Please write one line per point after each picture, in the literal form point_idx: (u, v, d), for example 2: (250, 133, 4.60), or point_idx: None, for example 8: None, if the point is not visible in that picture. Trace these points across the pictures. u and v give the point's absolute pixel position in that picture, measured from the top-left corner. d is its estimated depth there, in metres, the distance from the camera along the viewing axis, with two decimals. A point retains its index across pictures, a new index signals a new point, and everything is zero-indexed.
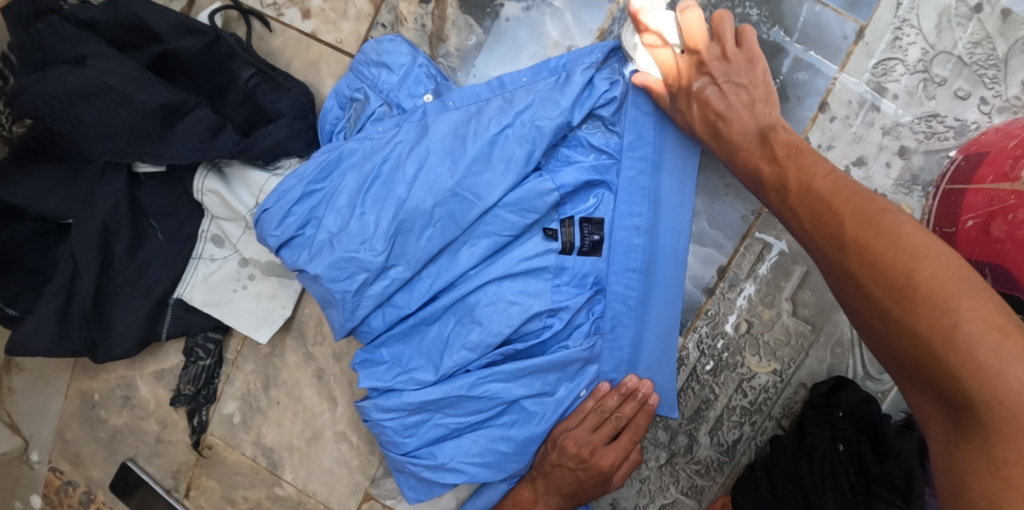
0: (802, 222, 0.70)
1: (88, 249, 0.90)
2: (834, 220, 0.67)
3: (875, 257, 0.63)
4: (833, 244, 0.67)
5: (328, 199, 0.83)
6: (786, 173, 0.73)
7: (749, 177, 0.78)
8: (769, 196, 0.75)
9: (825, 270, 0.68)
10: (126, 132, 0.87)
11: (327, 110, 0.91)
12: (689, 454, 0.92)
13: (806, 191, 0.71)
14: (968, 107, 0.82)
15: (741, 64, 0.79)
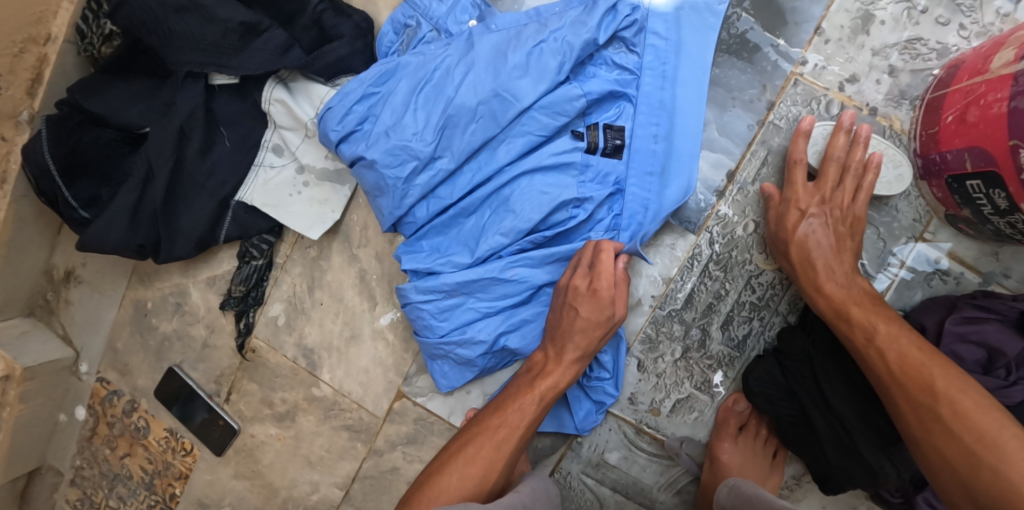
0: (890, 369, 0.81)
1: (164, 148, 1.01)
2: (926, 371, 0.79)
3: (964, 410, 0.75)
4: (923, 391, 0.78)
5: (385, 101, 0.95)
6: (875, 326, 0.83)
7: (831, 310, 0.88)
8: (851, 336, 0.85)
9: (905, 410, 0.80)
10: (209, 44, 0.99)
11: (383, 34, 1.04)
12: (702, 349, 1.00)
13: (892, 342, 0.82)
14: (948, 32, 0.91)
15: (846, 216, 0.90)
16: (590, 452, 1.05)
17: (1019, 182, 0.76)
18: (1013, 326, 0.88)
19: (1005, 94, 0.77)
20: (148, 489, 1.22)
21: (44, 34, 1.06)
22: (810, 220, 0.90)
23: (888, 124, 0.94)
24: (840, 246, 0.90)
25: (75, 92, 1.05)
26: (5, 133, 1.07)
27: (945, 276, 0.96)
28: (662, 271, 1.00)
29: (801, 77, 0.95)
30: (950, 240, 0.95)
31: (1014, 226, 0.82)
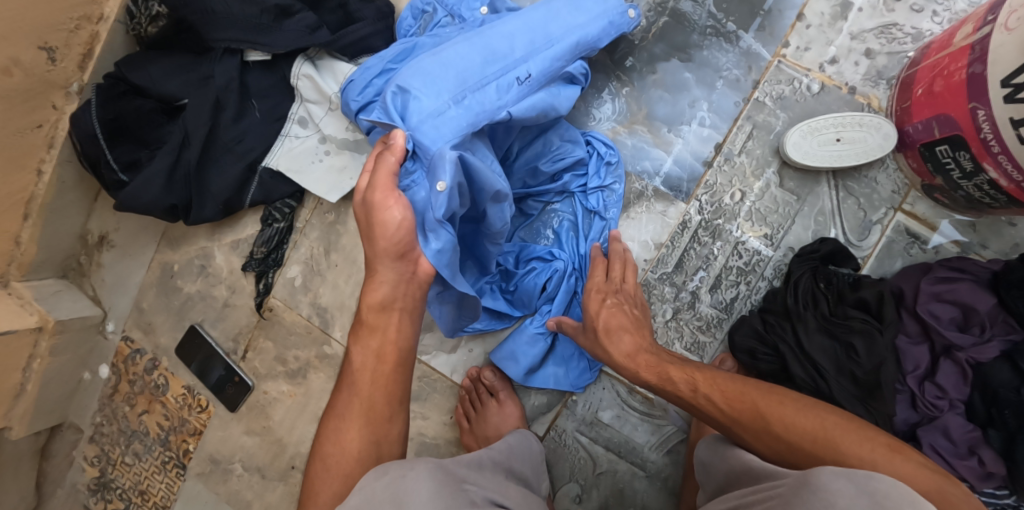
0: (720, 408, 0.84)
1: (200, 115, 1.10)
2: (745, 396, 0.83)
3: (788, 415, 0.79)
4: (756, 418, 0.81)
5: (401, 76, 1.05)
6: (697, 374, 0.88)
7: (653, 374, 0.91)
8: (678, 394, 0.88)
9: (752, 443, 0.81)
10: (247, 23, 1.09)
11: (402, 19, 1.15)
12: (693, 310, 1.06)
13: (713, 380, 0.86)
14: (923, 18, 0.99)
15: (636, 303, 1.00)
16: (585, 410, 1.10)
17: (979, 142, 0.84)
18: (985, 286, 0.94)
19: (965, 63, 0.85)
20: (163, 445, 1.28)
21: (98, 13, 1.18)
22: (606, 303, 0.98)
23: (866, 102, 1.01)
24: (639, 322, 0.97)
25: (122, 65, 1.15)
26: (56, 101, 1.18)
27: (924, 245, 1.02)
28: (653, 236, 1.07)
29: (784, 58, 1.03)
30: (929, 212, 1.01)
31: (982, 188, 0.89)
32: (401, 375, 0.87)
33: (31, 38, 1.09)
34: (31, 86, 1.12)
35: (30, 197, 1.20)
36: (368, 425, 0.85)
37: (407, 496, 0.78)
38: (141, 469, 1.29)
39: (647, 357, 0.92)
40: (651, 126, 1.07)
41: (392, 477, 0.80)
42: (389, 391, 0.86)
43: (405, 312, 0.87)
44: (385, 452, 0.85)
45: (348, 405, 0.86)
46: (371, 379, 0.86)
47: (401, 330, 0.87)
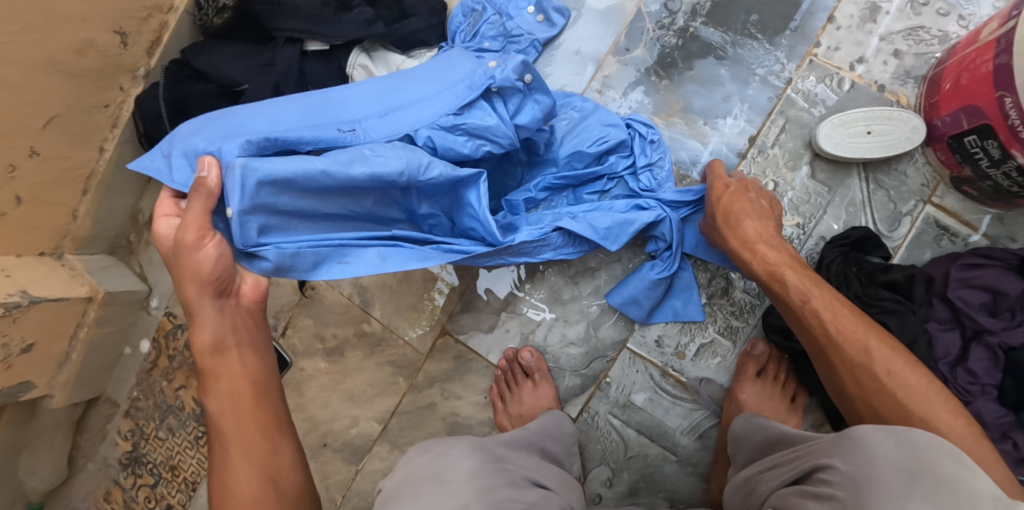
0: (824, 327, 0.85)
1: (261, 98, 1.17)
2: (855, 330, 0.83)
3: (891, 364, 0.79)
4: (860, 351, 0.82)
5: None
6: (815, 292, 0.87)
7: (766, 271, 0.92)
8: (788, 297, 0.89)
9: (839, 367, 0.83)
10: (310, 14, 1.17)
11: (453, 17, 1.17)
12: (726, 296, 1.09)
13: (830, 303, 0.86)
14: (949, 22, 1.06)
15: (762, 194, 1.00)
16: (618, 393, 1.12)
17: (1007, 129, 0.89)
18: (1014, 271, 0.97)
19: (992, 55, 0.90)
20: (197, 420, 1.30)
21: (168, 4, 1.26)
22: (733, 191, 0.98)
23: (895, 99, 1.07)
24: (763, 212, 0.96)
25: (187, 52, 1.22)
26: (123, 84, 1.25)
27: (952, 237, 1.05)
28: None
29: (816, 57, 1.09)
30: (957, 205, 1.05)
31: (1009, 175, 0.93)
32: (267, 405, 0.81)
33: (107, 22, 1.16)
34: (102, 67, 1.19)
35: (91, 173, 1.25)
36: (256, 464, 0.77)
37: (448, 473, 0.78)
38: (173, 444, 1.31)
39: (773, 257, 0.92)
40: (687, 119, 1.12)
41: (433, 455, 0.82)
42: (259, 424, 0.79)
43: (240, 346, 0.81)
44: (289, 491, 0.78)
45: (225, 458, 0.78)
46: (235, 422, 0.79)
47: (252, 359, 0.81)
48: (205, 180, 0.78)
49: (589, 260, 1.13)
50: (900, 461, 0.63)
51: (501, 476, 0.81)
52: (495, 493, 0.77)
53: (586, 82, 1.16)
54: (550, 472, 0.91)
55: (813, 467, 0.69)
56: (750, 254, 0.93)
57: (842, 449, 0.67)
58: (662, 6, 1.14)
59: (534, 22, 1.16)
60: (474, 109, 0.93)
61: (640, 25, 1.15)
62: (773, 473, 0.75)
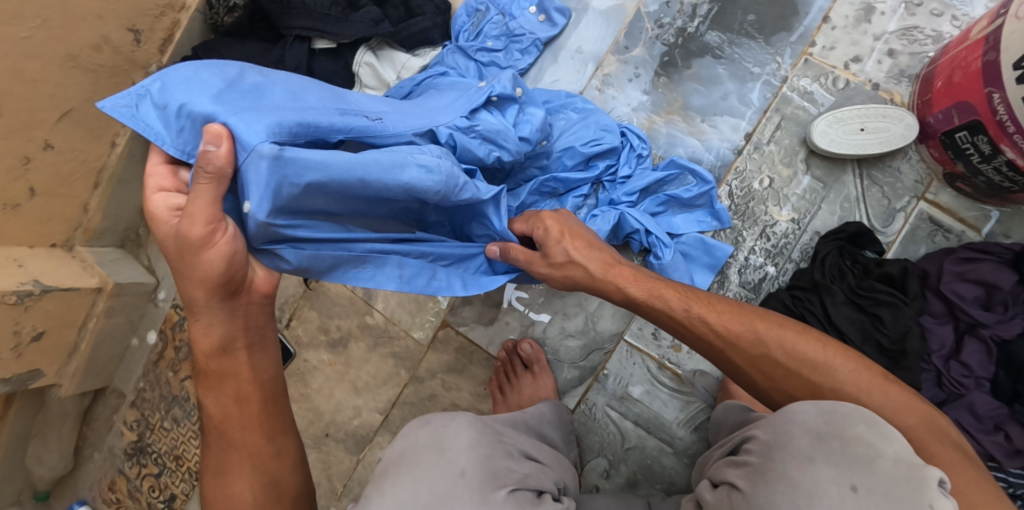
0: (716, 332, 0.83)
1: None
2: (747, 326, 0.82)
3: (791, 345, 0.80)
4: (755, 342, 0.82)
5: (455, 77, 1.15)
6: (704, 298, 0.86)
7: (644, 290, 0.88)
8: (667, 313, 0.86)
9: (740, 365, 0.82)
10: (318, 13, 1.20)
11: (457, 16, 1.19)
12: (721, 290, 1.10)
13: (709, 303, 0.85)
14: (943, 22, 1.08)
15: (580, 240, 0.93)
16: (616, 385, 1.13)
17: (997, 125, 0.90)
18: (1008, 264, 0.98)
19: (980, 53, 0.92)
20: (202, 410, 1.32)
21: (180, 3, 1.29)
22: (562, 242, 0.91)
23: (889, 97, 1.09)
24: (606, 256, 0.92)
25: (199, 50, 1.25)
26: (136, 80, 1.28)
27: (947, 233, 1.07)
28: None
29: (811, 56, 1.11)
30: (951, 202, 1.07)
31: (1000, 170, 0.94)
32: (273, 407, 0.83)
33: (121, 20, 1.19)
34: (116, 63, 1.22)
35: (102, 166, 1.28)
36: (259, 470, 0.81)
37: (447, 444, 0.82)
38: (178, 434, 1.33)
39: (644, 279, 0.89)
40: (685, 116, 1.14)
41: (432, 424, 0.86)
42: (265, 428, 0.82)
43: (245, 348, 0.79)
44: (288, 492, 0.83)
45: (228, 458, 0.81)
46: (238, 423, 0.81)
47: (261, 361, 0.81)
48: (215, 156, 0.66)
49: None
50: (814, 428, 0.69)
51: (500, 448, 0.84)
52: (494, 463, 0.81)
53: (586, 81, 1.19)
54: (545, 451, 0.92)
55: (746, 437, 0.77)
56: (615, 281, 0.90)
57: (766, 421, 0.75)
58: (661, 6, 1.16)
59: (536, 22, 1.19)
60: (482, 114, 0.92)
61: (639, 25, 1.17)
62: (718, 450, 0.83)
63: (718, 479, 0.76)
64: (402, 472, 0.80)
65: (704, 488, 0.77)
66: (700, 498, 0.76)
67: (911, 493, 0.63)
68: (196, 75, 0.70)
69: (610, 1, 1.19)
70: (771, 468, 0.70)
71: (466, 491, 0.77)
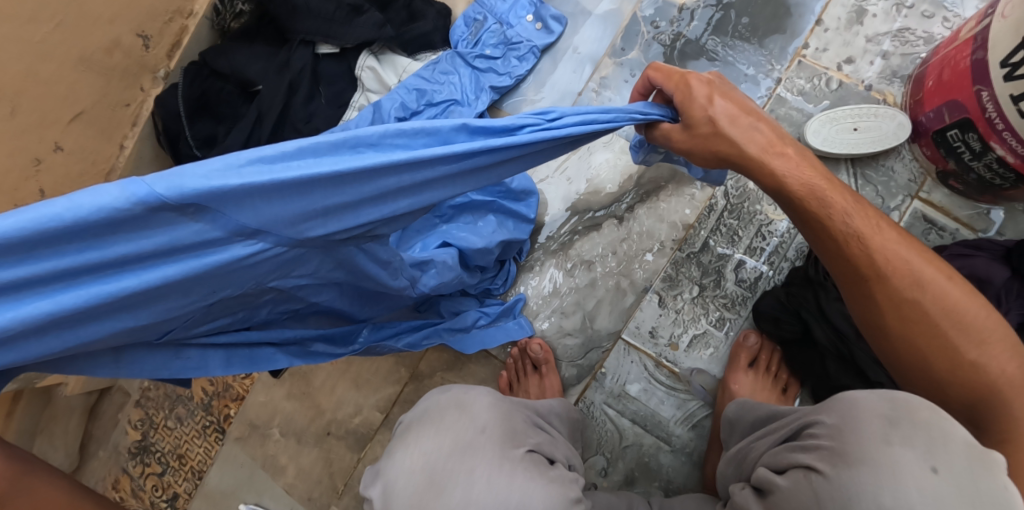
0: (871, 257, 0.77)
1: (276, 96, 1.22)
2: (905, 262, 0.76)
3: (948, 301, 0.76)
4: (908, 282, 0.76)
5: (453, 84, 1.18)
6: (879, 221, 0.78)
7: (804, 191, 0.78)
8: (825, 219, 0.78)
9: (880, 300, 0.77)
10: (326, 17, 1.22)
11: (456, 27, 1.24)
12: (717, 288, 1.11)
13: (875, 230, 0.77)
14: (934, 23, 1.10)
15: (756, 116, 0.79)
16: (613, 383, 1.14)
17: (986, 122, 0.91)
18: (999, 258, 0.97)
19: (969, 51, 0.93)
20: (205, 410, 1.34)
21: (188, 9, 1.32)
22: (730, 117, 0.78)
23: (882, 98, 1.11)
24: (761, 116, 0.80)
25: (207, 53, 1.29)
26: (144, 84, 1.31)
27: (941, 231, 1.08)
28: (682, 218, 1.13)
29: (804, 58, 1.13)
30: (945, 200, 1.08)
31: (991, 167, 0.96)
32: None
33: (131, 24, 1.23)
34: (126, 67, 1.26)
35: (111, 169, 1.32)
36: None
37: (471, 408, 0.88)
38: (181, 434, 1.35)
39: (809, 168, 0.78)
40: None
41: (452, 392, 0.91)
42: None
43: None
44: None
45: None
46: None
47: (44, 491, 0.71)
48: None
49: (586, 253, 1.16)
50: (884, 413, 0.71)
51: (517, 412, 0.91)
52: (513, 423, 0.88)
53: (583, 82, 1.19)
54: (561, 445, 0.95)
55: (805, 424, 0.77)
56: (758, 134, 0.78)
57: (828, 407, 0.76)
58: (656, 10, 1.18)
59: (533, 30, 1.21)
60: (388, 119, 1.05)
61: (635, 28, 1.19)
62: (763, 441, 0.83)
63: (783, 465, 0.75)
64: (425, 430, 0.85)
65: (769, 475, 0.74)
66: (767, 484, 0.74)
67: (983, 470, 0.65)
68: None
69: (607, 5, 1.20)
70: (848, 451, 0.70)
71: (489, 444, 0.83)
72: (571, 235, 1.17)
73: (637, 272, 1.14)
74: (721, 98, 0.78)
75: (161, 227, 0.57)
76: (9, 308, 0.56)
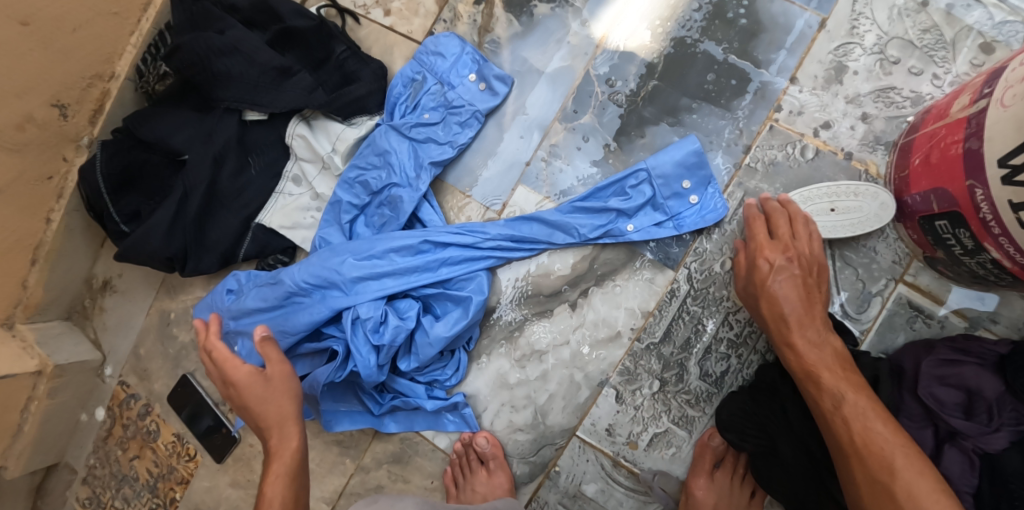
0: (851, 438, 0.80)
1: (200, 172, 1.11)
2: (885, 448, 0.78)
3: (915, 491, 0.74)
4: (882, 468, 0.77)
5: (390, 165, 1.07)
6: (868, 412, 0.80)
7: (801, 369, 0.87)
8: (818, 402, 0.85)
9: (857, 481, 0.79)
10: (251, 83, 1.11)
11: (393, 87, 1.12)
12: (680, 384, 1.01)
13: (861, 416, 0.80)
14: (922, 81, 0.98)
15: (809, 264, 0.92)
16: (568, 483, 1.05)
17: (978, 221, 0.79)
18: (991, 370, 0.87)
19: (961, 136, 0.81)
20: (151, 492, 1.28)
21: (109, 72, 1.21)
22: (784, 269, 0.91)
23: (864, 168, 0.99)
24: (810, 299, 0.91)
25: (129, 121, 1.18)
26: (67, 154, 1.21)
27: (928, 319, 0.97)
28: (641, 304, 1.02)
29: (776, 123, 1.01)
30: (932, 283, 0.97)
31: (985, 266, 0.84)
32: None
33: (45, 96, 1.12)
34: (45, 139, 1.16)
35: (39, 243, 1.23)
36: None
37: None
38: None
39: (817, 355, 0.87)
40: None
41: None
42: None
43: (285, 477, 0.87)
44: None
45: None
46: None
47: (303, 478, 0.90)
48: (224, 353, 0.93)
49: (537, 342, 1.05)
50: None
51: None
52: None
53: (531, 151, 1.08)
54: None
55: None
56: (783, 326, 0.90)
57: None
58: (611, 68, 1.06)
59: (476, 91, 1.09)
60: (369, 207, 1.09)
61: (588, 88, 1.07)
62: None
63: None
64: None
65: None
66: None
67: None
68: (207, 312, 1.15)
69: (558, 62, 1.08)
70: None
71: None
72: (518, 323, 1.06)
73: (592, 364, 1.04)
74: (774, 284, 0.91)
75: (303, 309, 1.05)
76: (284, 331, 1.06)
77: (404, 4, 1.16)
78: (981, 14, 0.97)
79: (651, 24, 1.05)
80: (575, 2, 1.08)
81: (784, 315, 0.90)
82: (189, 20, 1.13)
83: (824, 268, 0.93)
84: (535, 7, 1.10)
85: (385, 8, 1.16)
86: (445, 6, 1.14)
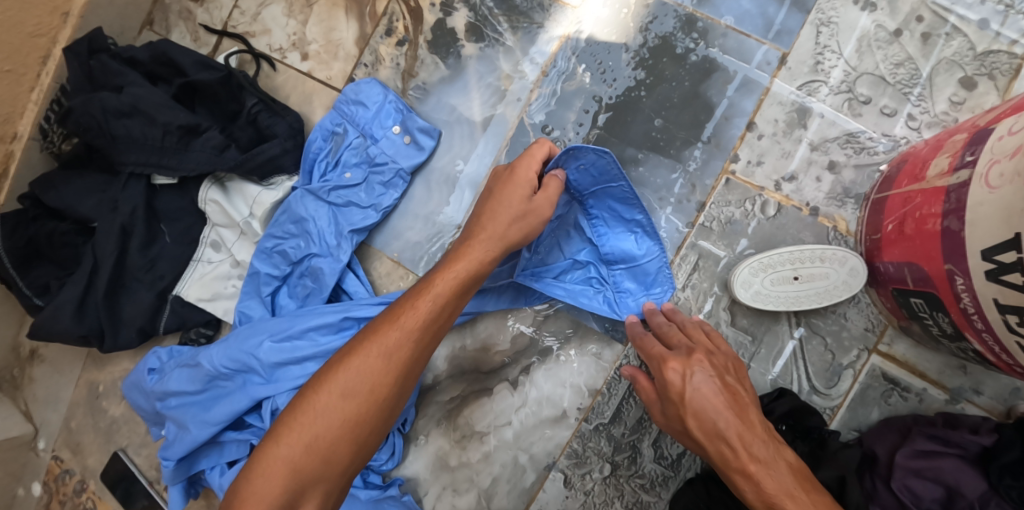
0: None
1: (106, 245, 1.01)
2: None
3: None
4: None
5: (308, 233, 0.98)
6: None
7: (761, 503, 0.70)
8: None
9: None
10: (154, 146, 1.00)
11: (311, 141, 1.00)
12: (632, 467, 0.92)
13: None
14: (896, 123, 0.86)
15: (726, 366, 0.79)
16: None
17: (959, 310, 0.68)
18: (973, 464, 0.77)
19: (939, 210, 0.69)
20: None
21: (11, 133, 1.11)
22: (705, 376, 0.75)
23: (832, 224, 0.88)
24: (739, 403, 0.74)
25: (34, 186, 1.07)
26: None
27: (904, 392, 0.87)
28: (588, 381, 0.93)
29: (733, 175, 0.90)
30: (909, 353, 0.87)
31: (966, 352, 0.73)
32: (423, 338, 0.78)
33: None
34: None
35: None
36: (284, 441, 0.74)
37: None
38: None
39: (767, 477, 0.70)
40: None
41: None
42: (376, 379, 0.76)
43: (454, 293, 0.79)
44: (259, 469, 0.73)
45: (320, 382, 0.77)
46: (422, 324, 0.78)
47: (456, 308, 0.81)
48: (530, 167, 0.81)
49: (477, 422, 0.96)
50: None
51: None
52: None
53: (463, 212, 0.98)
54: None
55: None
56: (725, 446, 0.72)
57: None
58: (548, 114, 0.95)
59: (400, 145, 0.98)
60: (291, 277, 1.00)
61: (523, 139, 0.96)
62: None
63: None
64: None
65: None
66: None
67: None
68: (133, 392, 1.05)
69: (489, 110, 0.98)
70: None
71: None
72: (456, 402, 0.97)
73: (537, 445, 0.94)
74: (700, 402, 0.74)
75: (223, 396, 0.97)
76: (198, 423, 0.96)
77: (322, 47, 1.05)
78: (961, 44, 0.85)
79: (591, 62, 0.94)
80: (506, 40, 0.97)
81: (722, 433, 0.72)
82: (87, 81, 1.03)
83: (740, 369, 0.80)
84: (463, 47, 0.99)
85: (303, 52, 1.06)
86: (366, 48, 1.03)
